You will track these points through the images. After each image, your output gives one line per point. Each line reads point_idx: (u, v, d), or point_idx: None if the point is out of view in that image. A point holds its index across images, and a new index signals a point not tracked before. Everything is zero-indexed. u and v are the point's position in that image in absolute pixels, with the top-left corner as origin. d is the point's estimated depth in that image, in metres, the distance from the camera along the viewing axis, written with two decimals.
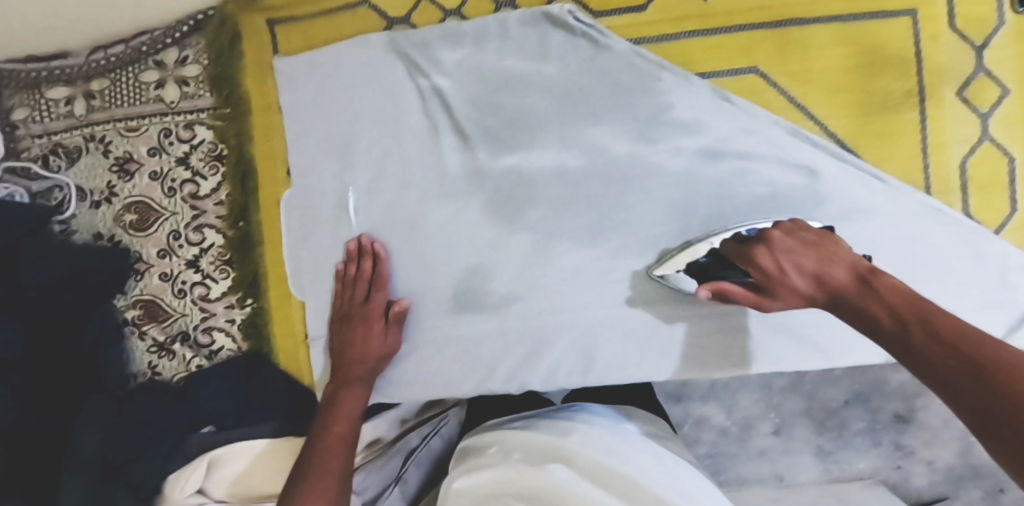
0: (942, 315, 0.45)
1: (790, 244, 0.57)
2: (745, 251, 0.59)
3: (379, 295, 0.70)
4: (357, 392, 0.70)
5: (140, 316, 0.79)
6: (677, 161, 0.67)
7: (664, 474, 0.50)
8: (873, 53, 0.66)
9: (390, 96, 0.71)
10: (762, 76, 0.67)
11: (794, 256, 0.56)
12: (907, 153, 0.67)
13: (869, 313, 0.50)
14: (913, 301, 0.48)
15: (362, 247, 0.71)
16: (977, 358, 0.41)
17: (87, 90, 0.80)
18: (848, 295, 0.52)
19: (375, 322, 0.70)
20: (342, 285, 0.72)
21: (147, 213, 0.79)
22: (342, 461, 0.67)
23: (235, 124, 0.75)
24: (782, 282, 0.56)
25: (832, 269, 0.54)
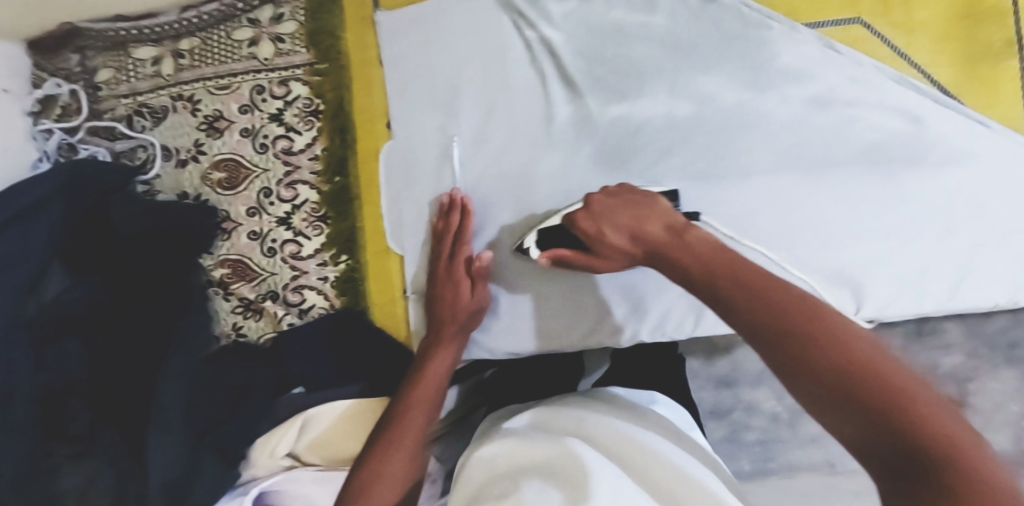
0: (737, 263, 0.48)
1: (618, 209, 0.60)
2: (575, 217, 0.63)
3: (465, 249, 0.69)
4: (447, 351, 0.69)
5: (229, 275, 0.78)
6: (786, 109, 0.69)
7: (671, 445, 0.51)
8: (971, 3, 0.68)
9: (496, 48, 0.71)
10: (867, 26, 0.69)
11: (613, 217, 0.60)
12: (1009, 99, 0.68)
13: (675, 262, 0.52)
14: (712, 249, 0.50)
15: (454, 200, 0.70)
16: (781, 304, 0.42)
17: (175, 49, 0.79)
18: (661, 247, 0.54)
19: (463, 277, 0.69)
20: (435, 240, 0.72)
21: (237, 170, 0.78)
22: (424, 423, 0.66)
23: (335, 78, 0.75)
24: (603, 241, 0.60)
25: (646, 225, 0.57)
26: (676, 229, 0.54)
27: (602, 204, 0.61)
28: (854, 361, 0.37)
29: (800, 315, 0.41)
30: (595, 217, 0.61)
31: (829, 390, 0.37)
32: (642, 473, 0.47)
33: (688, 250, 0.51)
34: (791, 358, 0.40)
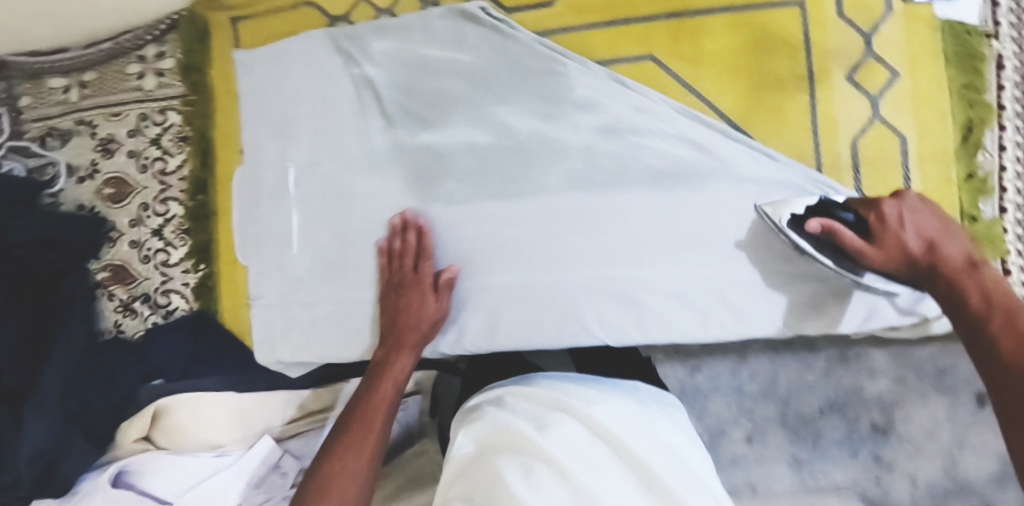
0: (1005, 311, 0.55)
1: (930, 220, 0.63)
2: (881, 203, 0.64)
3: (429, 265, 0.74)
4: (405, 359, 0.73)
5: (108, 278, 0.88)
6: (578, 136, 0.71)
7: (634, 425, 0.63)
8: (764, 39, 0.70)
9: (325, 83, 0.79)
10: (656, 62, 0.71)
11: (918, 221, 0.63)
12: (798, 133, 0.70)
13: (959, 290, 0.59)
14: (994, 283, 0.58)
15: (408, 221, 0.74)
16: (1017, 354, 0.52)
17: (81, 80, 0.91)
18: (952, 272, 0.61)
19: (422, 291, 0.73)
20: (387, 259, 0.76)
21: (122, 187, 0.89)
22: (376, 432, 0.70)
23: (201, 108, 0.85)
24: (897, 239, 0.63)
25: (947, 242, 0.62)
26: (931, 258, 0.62)
27: (915, 209, 0.64)
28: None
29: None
30: (898, 225, 0.63)
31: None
32: (617, 451, 0.58)
33: (978, 286, 0.58)
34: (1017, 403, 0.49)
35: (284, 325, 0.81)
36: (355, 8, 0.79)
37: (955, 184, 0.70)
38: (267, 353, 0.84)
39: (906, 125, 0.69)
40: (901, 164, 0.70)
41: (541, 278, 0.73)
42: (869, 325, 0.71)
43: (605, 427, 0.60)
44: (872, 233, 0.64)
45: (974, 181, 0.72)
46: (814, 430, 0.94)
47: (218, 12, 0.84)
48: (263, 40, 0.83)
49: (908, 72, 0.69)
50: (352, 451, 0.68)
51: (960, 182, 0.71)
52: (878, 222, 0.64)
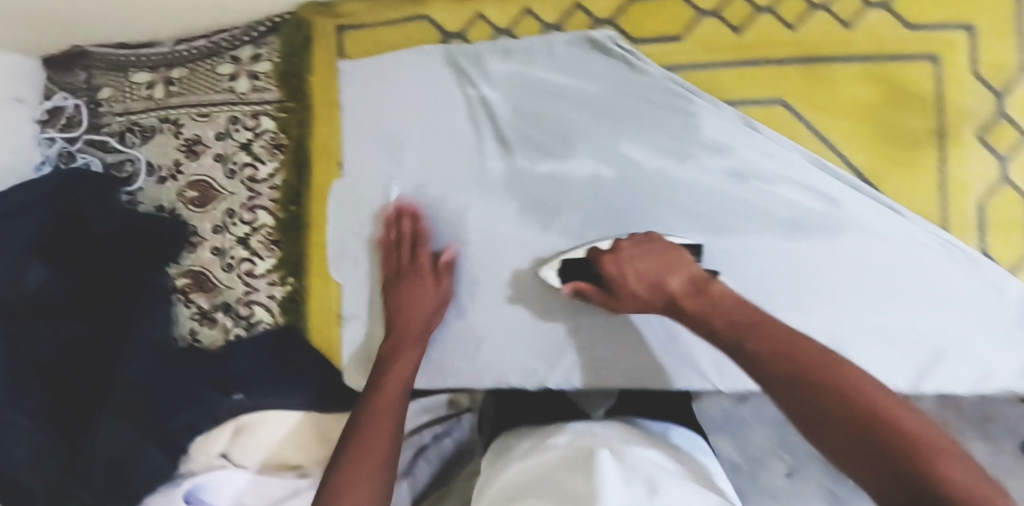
0: (753, 332, 0.49)
1: (644, 262, 0.63)
2: (604, 259, 0.67)
3: (427, 249, 0.76)
4: (411, 354, 0.72)
5: (188, 285, 0.85)
6: (704, 178, 0.71)
7: (693, 465, 0.52)
8: (895, 92, 0.70)
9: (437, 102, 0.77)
10: (787, 107, 0.71)
11: (637, 263, 0.64)
12: (926, 189, 0.70)
13: (706, 316, 0.54)
14: (738, 304, 0.53)
15: (402, 207, 0.77)
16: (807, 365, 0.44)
17: (167, 77, 0.88)
18: (682, 300, 0.58)
19: (436, 278, 0.75)
20: (387, 252, 0.78)
21: (208, 191, 0.86)
22: (394, 415, 0.65)
23: (298, 116, 0.83)
24: (627, 289, 0.64)
25: (669, 277, 0.60)
26: (690, 292, 0.57)
27: (632, 255, 0.65)
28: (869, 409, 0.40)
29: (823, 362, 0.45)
30: (623, 270, 0.64)
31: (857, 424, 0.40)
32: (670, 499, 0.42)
33: (710, 306, 0.54)
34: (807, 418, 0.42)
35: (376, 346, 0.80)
36: (473, 25, 0.77)
37: None
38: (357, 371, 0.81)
39: None
40: None
41: (653, 317, 0.73)
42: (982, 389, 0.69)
43: (664, 464, 0.48)
44: (608, 286, 0.66)
45: None
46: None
47: (326, 18, 0.81)
48: (369, 51, 0.80)
49: None
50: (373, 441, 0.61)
51: None
52: (608, 281, 0.66)
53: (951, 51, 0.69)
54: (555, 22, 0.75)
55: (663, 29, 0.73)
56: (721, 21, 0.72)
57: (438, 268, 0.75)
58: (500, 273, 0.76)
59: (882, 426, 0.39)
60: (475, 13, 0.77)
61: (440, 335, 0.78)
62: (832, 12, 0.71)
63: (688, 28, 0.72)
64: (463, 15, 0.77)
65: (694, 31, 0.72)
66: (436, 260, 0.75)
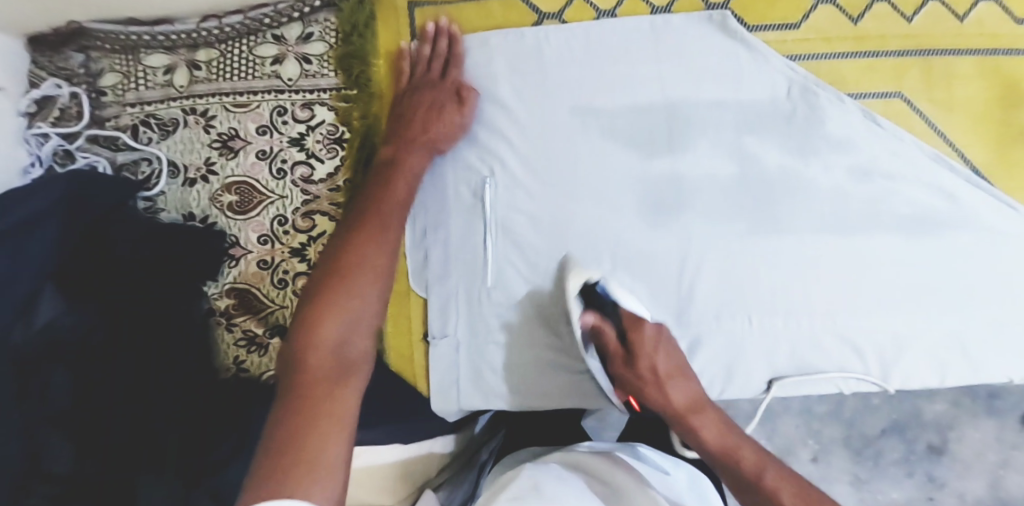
0: (689, 387, 0.63)
1: (670, 359, 0.64)
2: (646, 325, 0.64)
3: (453, 71, 0.69)
4: (416, 158, 0.67)
5: (233, 306, 0.74)
6: (828, 177, 0.69)
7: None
8: (1006, 87, 0.70)
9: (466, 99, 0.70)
10: (907, 101, 0.69)
11: (669, 352, 0.64)
12: None
13: (677, 376, 0.63)
14: (728, 426, 0.61)
15: (441, 27, 0.69)
16: (722, 451, 0.58)
17: (192, 60, 0.75)
18: (683, 413, 0.61)
19: (451, 112, 0.68)
20: (412, 65, 0.70)
21: (250, 195, 0.73)
22: (387, 246, 0.62)
23: (365, 105, 0.72)
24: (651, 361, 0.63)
25: (681, 378, 0.63)
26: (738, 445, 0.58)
27: (666, 342, 0.64)
28: (751, 469, 0.56)
29: (720, 433, 0.60)
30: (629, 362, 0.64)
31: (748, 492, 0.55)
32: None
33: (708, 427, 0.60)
34: (687, 430, 0.61)
35: (468, 367, 0.70)
36: (570, 4, 0.70)
37: None
38: (450, 401, 0.71)
39: None
40: None
41: (779, 325, 0.68)
42: None
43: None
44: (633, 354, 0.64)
45: None
46: (876, 451, 0.88)
47: None
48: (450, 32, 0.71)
49: None
50: (362, 264, 0.59)
51: None
52: (635, 346, 0.63)
53: None
54: (663, 4, 0.69)
55: (781, 16, 0.69)
56: (838, 9, 0.69)
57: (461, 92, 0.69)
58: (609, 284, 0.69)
59: None
60: None
61: (491, 255, 0.69)
62: (945, 3, 0.69)
63: (805, 16, 0.69)
64: None
65: (810, 19, 0.69)
66: (461, 85, 0.69)
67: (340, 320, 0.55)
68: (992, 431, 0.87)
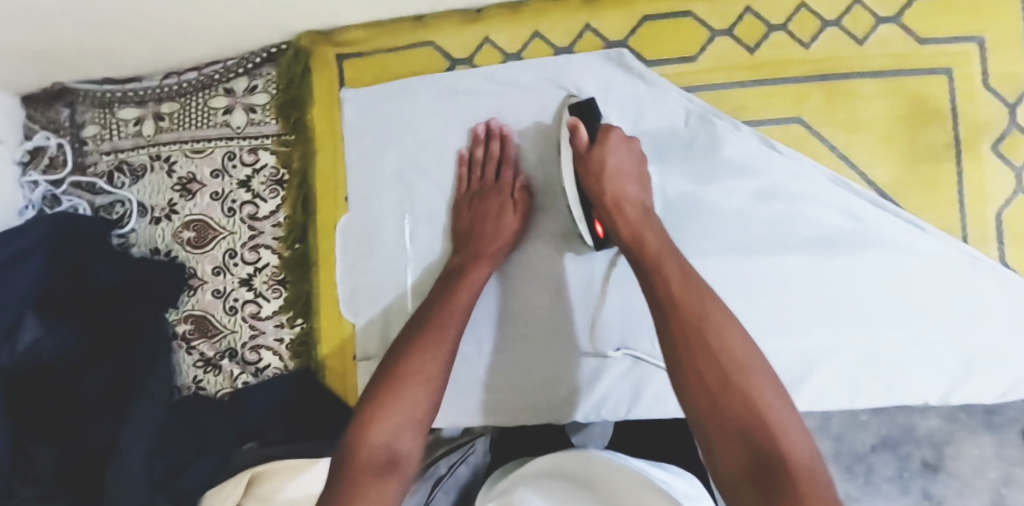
0: (673, 261, 0.57)
1: (624, 158, 0.66)
2: (608, 128, 0.67)
3: (508, 173, 0.71)
4: (482, 268, 0.69)
5: (191, 330, 0.82)
6: (730, 201, 0.70)
7: None
8: (912, 105, 0.70)
9: (562, 131, 0.69)
10: (806, 125, 0.71)
11: (620, 155, 0.65)
12: (947, 201, 0.70)
13: (639, 236, 0.60)
14: (689, 278, 0.56)
15: (491, 129, 0.73)
16: (687, 320, 0.52)
17: (157, 112, 0.84)
18: (644, 238, 0.60)
19: (602, 147, 0.66)
20: (468, 168, 0.73)
21: (205, 231, 0.82)
22: (442, 359, 0.64)
23: (300, 148, 0.79)
24: (608, 177, 0.64)
25: (629, 184, 0.64)
26: (704, 305, 0.53)
27: (619, 140, 0.66)
28: (733, 369, 0.50)
29: (698, 317, 0.52)
30: (602, 170, 0.64)
31: (703, 378, 0.50)
32: None
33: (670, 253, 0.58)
34: (665, 308, 0.54)
35: None
36: (480, 50, 0.75)
37: None
38: None
39: None
40: None
41: None
42: (1005, 399, 0.69)
43: None
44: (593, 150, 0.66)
45: None
46: (869, 467, 0.79)
47: (328, 48, 0.78)
48: (373, 80, 0.77)
49: None
50: (417, 374, 0.62)
51: None
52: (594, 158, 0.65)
53: (964, 63, 0.70)
54: (566, 44, 0.73)
55: (678, 50, 0.72)
56: (735, 41, 0.72)
57: (517, 195, 0.70)
58: (519, 307, 0.72)
59: (747, 424, 0.47)
60: (482, 39, 0.75)
61: (415, 282, 0.74)
62: (843, 28, 0.71)
63: (702, 49, 0.72)
64: (469, 40, 0.75)
65: (707, 51, 0.72)
66: (515, 185, 0.71)
67: (388, 424, 0.60)
68: (992, 448, 0.76)
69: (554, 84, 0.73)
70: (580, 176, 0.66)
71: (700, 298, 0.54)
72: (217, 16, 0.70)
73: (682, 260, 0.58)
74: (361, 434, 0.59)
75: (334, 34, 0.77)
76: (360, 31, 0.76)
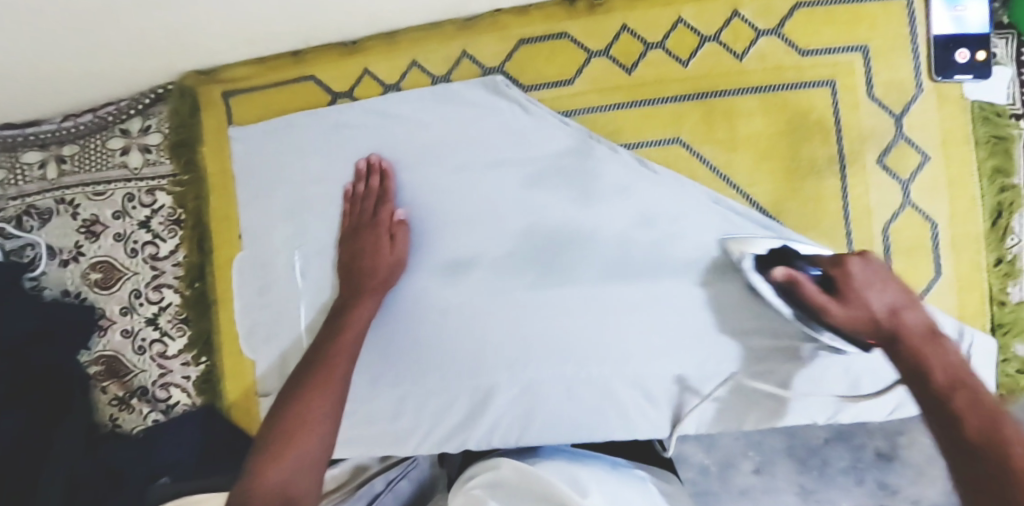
0: (969, 397, 0.50)
1: (880, 285, 0.59)
2: (845, 260, 0.60)
3: (388, 206, 0.72)
4: (364, 305, 0.70)
5: (102, 372, 0.83)
6: (611, 227, 0.70)
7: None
8: (793, 121, 0.69)
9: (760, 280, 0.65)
10: (685, 146, 0.70)
11: (884, 287, 0.59)
12: (830, 217, 0.69)
13: (923, 370, 0.54)
14: (970, 371, 0.53)
15: (372, 163, 0.73)
16: (976, 418, 0.48)
17: (58, 155, 0.84)
18: (920, 347, 0.56)
19: (857, 285, 0.59)
20: (351, 203, 0.74)
21: (110, 272, 0.83)
22: (333, 399, 0.65)
23: (194, 189, 0.80)
24: (862, 300, 0.59)
25: (909, 312, 0.58)
26: (971, 391, 0.50)
27: (865, 266, 0.60)
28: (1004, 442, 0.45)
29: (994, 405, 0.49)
30: (869, 302, 0.59)
31: (968, 456, 0.46)
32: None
33: (937, 354, 0.54)
34: (970, 457, 0.46)
35: None
36: (359, 82, 0.74)
37: (985, 269, 0.68)
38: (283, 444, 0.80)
39: (937, 211, 0.68)
40: (931, 252, 0.69)
41: (568, 373, 0.71)
42: (895, 416, 0.70)
43: None
44: (839, 288, 0.60)
45: (1002, 267, 0.68)
46: (823, 460, 0.81)
47: (213, 86, 0.77)
48: (258, 116, 0.77)
49: (940, 156, 0.68)
50: (308, 416, 0.63)
51: (989, 266, 0.68)
52: (843, 283, 0.60)
53: (847, 73, 0.68)
54: (443, 73, 0.73)
55: (554, 73, 0.71)
56: (611, 60, 0.70)
57: (394, 230, 0.71)
58: (408, 342, 0.74)
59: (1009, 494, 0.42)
60: (362, 71, 0.74)
61: (305, 317, 0.76)
62: (722, 43, 0.69)
63: (578, 71, 0.71)
64: (349, 72, 0.74)
65: (584, 73, 0.71)
66: (393, 219, 0.71)
67: (286, 467, 0.60)
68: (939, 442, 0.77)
69: (433, 114, 0.72)
70: (826, 318, 0.60)
71: (981, 386, 0.51)
72: (98, 51, 0.70)
73: (968, 371, 0.53)
74: (257, 478, 0.59)
75: (216, 72, 0.77)
76: (242, 69, 0.76)
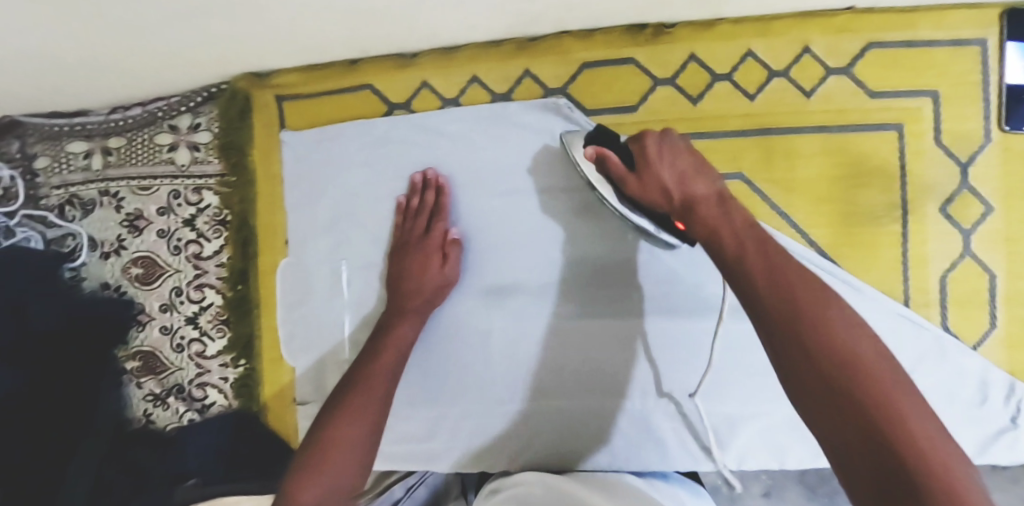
0: (759, 256, 0.48)
1: (679, 161, 0.58)
2: (642, 136, 0.61)
3: (440, 225, 0.71)
4: (409, 324, 0.70)
5: (139, 368, 0.83)
6: (663, 258, 0.69)
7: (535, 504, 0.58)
8: (855, 163, 0.68)
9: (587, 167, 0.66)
10: (746, 182, 0.69)
11: (673, 158, 0.58)
12: (886, 262, 0.68)
13: (711, 232, 0.52)
14: (759, 242, 0.50)
15: (427, 180, 0.72)
16: (778, 309, 0.45)
17: (104, 146, 0.83)
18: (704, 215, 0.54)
19: (647, 162, 0.60)
20: (403, 217, 0.73)
21: (152, 268, 0.83)
22: (370, 422, 0.65)
23: (240, 191, 0.79)
24: (653, 173, 0.59)
25: (698, 181, 0.56)
26: (764, 269, 0.47)
27: (663, 145, 0.59)
28: (838, 357, 0.42)
29: (781, 289, 0.46)
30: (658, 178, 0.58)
31: (802, 356, 0.43)
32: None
33: (726, 221, 0.52)
34: (764, 321, 0.45)
35: None
36: (417, 95, 0.73)
37: None
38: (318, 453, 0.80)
39: (996, 263, 0.68)
40: (987, 304, 0.68)
41: (609, 401, 0.71)
42: None
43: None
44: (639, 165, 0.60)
45: None
46: None
47: (266, 89, 0.77)
48: (309, 123, 0.76)
49: (1003, 209, 0.67)
50: (342, 438, 0.63)
51: None
52: (643, 159, 0.60)
53: (914, 118, 0.67)
54: (503, 91, 0.72)
55: (616, 99, 0.71)
56: (676, 90, 0.69)
57: (446, 248, 0.71)
58: (450, 359, 0.73)
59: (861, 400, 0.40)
60: (420, 84, 0.73)
61: (349, 328, 0.76)
62: (790, 79, 0.68)
63: (642, 98, 0.70)
64: (405, 84, 0.73)
65: (647, 101, 0.70)
66: (445, 238, 0.71)
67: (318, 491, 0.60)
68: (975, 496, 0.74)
69: (490, 132, 0.72)
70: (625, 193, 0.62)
71: (757, 266, 0.48)
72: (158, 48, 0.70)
73: (766, 241, 0.50)
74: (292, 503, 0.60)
75: (272, 76, 0.76)
76: (294, 74, 0.75)
